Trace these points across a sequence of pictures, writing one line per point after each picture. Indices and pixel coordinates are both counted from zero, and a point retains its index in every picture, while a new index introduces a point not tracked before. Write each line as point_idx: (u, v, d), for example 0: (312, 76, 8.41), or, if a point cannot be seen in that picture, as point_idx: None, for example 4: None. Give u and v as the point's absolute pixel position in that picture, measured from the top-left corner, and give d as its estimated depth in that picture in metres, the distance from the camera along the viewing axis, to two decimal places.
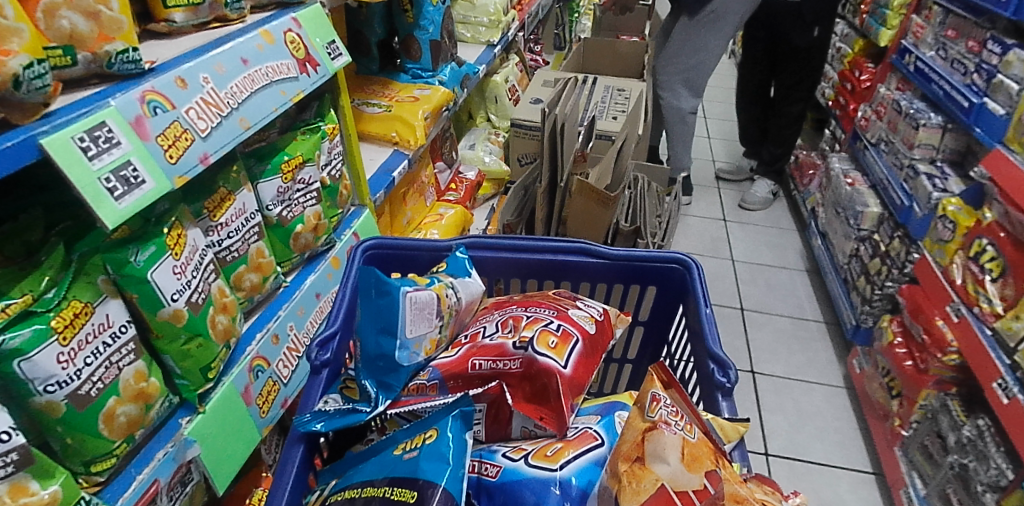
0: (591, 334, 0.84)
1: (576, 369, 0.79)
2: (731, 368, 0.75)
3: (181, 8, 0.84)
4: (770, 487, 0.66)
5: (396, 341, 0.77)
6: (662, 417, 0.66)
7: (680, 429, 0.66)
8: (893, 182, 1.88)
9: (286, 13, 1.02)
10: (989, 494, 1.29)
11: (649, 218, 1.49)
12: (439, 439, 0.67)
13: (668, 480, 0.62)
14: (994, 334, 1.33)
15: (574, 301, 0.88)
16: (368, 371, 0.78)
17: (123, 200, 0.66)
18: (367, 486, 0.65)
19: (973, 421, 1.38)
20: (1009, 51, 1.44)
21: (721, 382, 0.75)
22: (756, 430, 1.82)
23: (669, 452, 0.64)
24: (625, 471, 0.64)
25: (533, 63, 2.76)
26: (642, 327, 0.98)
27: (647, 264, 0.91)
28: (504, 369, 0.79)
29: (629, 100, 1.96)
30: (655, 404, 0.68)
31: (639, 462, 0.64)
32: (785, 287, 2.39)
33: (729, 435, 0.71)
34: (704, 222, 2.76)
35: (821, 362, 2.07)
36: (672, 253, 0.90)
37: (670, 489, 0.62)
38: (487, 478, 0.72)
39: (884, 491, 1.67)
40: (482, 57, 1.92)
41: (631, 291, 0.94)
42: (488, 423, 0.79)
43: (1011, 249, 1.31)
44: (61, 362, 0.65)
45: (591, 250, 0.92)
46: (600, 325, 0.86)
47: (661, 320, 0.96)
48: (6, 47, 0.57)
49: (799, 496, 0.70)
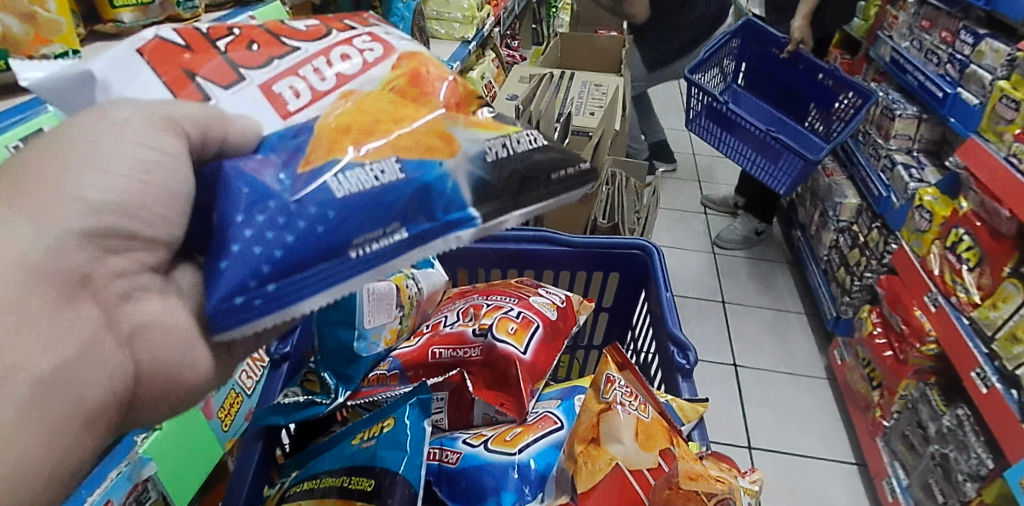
0: (551, 320, 0.80)
1: (537, 354, 0.76)
2: (691, 350, 0.71)
3: (129, 8, 0.78)
4: (727, 464, 0.63)
5: (354, 331, 0.72)
6: (617, 398, 0.60)
7: (634, 409, 0.60)
8: (871, 174, 1.88)
9: (244, 11, 0.93)
10: (969, 483, 1.29)
11: (626, 214, 1.48)
12: (396, 427, 0.63)
13: (623, 460, 0.58)
14: (971, 323, 1.33)
15: (536, 289, 0.85)
16: (326, 363, 0.74)
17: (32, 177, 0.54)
18: (325, 476, 0.63)
19: (953, 410, 1.38)
20: (981, 40, 1.44)
21: (680, 363, 0.71)
22: (739, 423, 1.81)
23: (623, 432, 0.59)
24: (580, 452, 0.59)
25: (510, 60, 2.73)
26: (606, 314, 0.93)
27: (610, 250, 0.87)
28: (464, 357, 0.76)
29: (606, 96, 1.95)
30: (609, 386, 0.62)
31: (594, 443, 0.59)
32: (765, 280, 2.39)
33: (688, 416, 0.67)
34: (685, 216, 2.76)
35: (802, 353, 2.07)
36: (633, 239, 0.86)
37: (625, 469, 0.58)
38: (447, 464, 0.67)
39: (867, 482, 1.67)
40: (456, 53, 1.88)
41: (594, 277, 0.90)
42: (450, 411, 0.75)
43: (987, 238, 1.31)
44: None
45: (554, 239, 0.88)
46: (563, 311, 0.83)
47: (625, 306, 0.90)
48: None
49: (757, 472, 0.66)
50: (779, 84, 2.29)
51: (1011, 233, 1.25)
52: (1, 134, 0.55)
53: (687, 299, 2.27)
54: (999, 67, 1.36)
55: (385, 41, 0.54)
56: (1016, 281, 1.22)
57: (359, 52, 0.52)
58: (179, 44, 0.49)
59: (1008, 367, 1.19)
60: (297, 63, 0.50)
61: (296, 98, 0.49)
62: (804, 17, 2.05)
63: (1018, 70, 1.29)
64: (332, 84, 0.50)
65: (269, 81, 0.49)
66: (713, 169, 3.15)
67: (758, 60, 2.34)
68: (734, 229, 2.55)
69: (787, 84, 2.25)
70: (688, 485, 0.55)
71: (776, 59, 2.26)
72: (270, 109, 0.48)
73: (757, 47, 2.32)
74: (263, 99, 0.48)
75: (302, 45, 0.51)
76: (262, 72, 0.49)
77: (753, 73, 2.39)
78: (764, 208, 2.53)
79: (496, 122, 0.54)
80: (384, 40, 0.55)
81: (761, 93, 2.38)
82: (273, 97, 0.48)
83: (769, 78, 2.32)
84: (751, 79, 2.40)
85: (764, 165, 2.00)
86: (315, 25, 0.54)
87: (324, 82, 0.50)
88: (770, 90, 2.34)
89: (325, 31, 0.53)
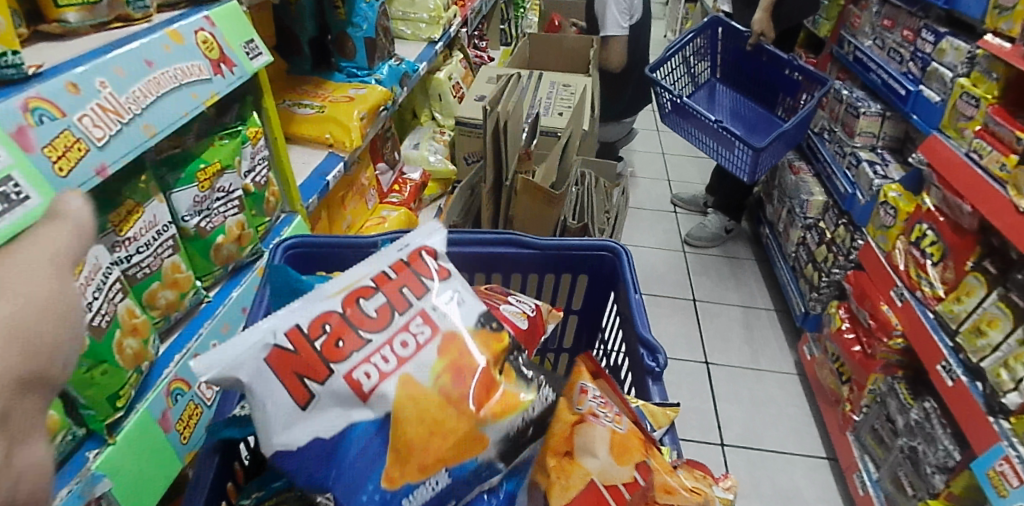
0: (523, 329, 0.72)
1: None
2: (661, 353, 0.68)
3: (74, 7, 0.73)
4: (701, 471, 0.61)
5: None
6: (591, 409, 0.59)
7: (608, 421, 0.59)
8: (837, 170, 1.90)
9: (198, 11, 0.89)
10: (937, 475, 1.30)
11: (595, 215, 1.46)
12: None
13: (598, 474, 0.56)
14: (936, 317, 1.35)
15: (505, 296, 0.76)
16: None
17: (6, 216, 0.54)
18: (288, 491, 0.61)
19: (920, 403, 1.40)
20: (942, 38, 1.46)
21: (650, 367, 0.68)
22: (711, 420, 1.82)
23: (597, 445, 0.57)
24: (553, 465, 0.57)
25: (478, 60, 2.71)
26: (575, 318, 0.89)
27: (578, 252, 0.83)
28: None
29: (575, 96, 1.94)
30: (583, 396, 0.60)
31: (568, 456, 0.57)
32: (735, 277, 2.41)
33: (659, 421, 0.64)
34: (655, 215, 2.76)
35: (772, 350, 2.09)
36: (602, 239, 0.82)
37: (600, 483, 0.55)
38: None
39: (838, 476, 1.69)
40: (423, 54, 1.85)
41: (562, 280, 0.85)
42: None
43: (950, 233, 1.33)
44: None
45: (522, 240, 0.83)
46: (534, 320, 0.74)
47: (594, 308, 0.87)
48: None
49: (729, 479, 0.64)
50: (749, 78, 2.30)
51: (973, 228, 1.28)
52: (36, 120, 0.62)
53: (658, 298, 2.27)
54: (959, 65, 1.38)
55: None
56: (979, 275, 1.24)
57: None
58: None
59: (973, 359, 1.20)
60: (365, 355, 0.54)
61: (368, 383, 0.53)
62: (765, 9, 2.05)
63: (977, 67, 1.31)
64: (394, 365, 0.54)
65: None
66: (681, 168, 3.17)
67: (730, 55, 2.35)
68: (704, 228, 2.56)
69: (758, 76, 2.26)
70: (665, 498, 0.56)
71: (745, 51, 2.27)
72: None
73: (725, 41, 2.34)
74: None
75: None
76: (344, 364, 0.53)
77: (728, 68, 2.39)
78: (734, 206, 2.54)
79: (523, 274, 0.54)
80: None
81: (736, 86, 2.38)
82: (354, 385, 0.53)
83: (742, 73, 2.33)
84: (727, 73, 2.41)
85: (725, 153, 2.00)
86: None
87: (388, 365, 0.54)
88: (742, 82, 2.35)
89: (393, 312, 0.56)
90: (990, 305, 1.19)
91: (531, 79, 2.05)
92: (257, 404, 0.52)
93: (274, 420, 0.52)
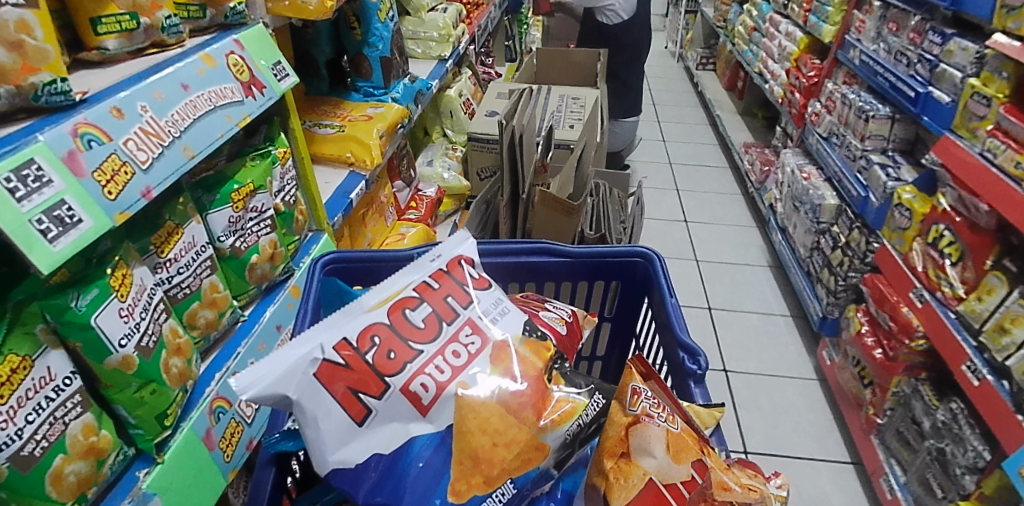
0: (562, 336, 0.72)
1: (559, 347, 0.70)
2: (701, 355, 0.68)
3: (114, 35, 0.75)
4: (754, 469, 0.60)
5: None
6: (645, 409, 0.58)
7: (664, 421, 0.57)
8: (848, 174, 1.88)
9: (227, 35, 0.91)
10: (968, 476, 1.27)
11: (613, 224, 1.45)
12: None
13: (656, 473, 0.56)
14: (958, 316, 1.33)
15: (542, 303, 0.75)
16: None
17: (58, 242, 0.57)
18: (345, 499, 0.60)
19: (947, 404, 1.37)
20: (949, 40, 1.47)
21: (692, 369, 0.68)
22: (733, 427, 1.82)
23: (654, 445, 0.57)
24: (611, 467, 0.57)
25: (485, 77, 2.76)
26: (608, 324, 0.89)
27: (610, 258, 0.83)
28: None
29: (584, 109, 1.97)
30: (636, 397, 0.59)
31: (625, 457, 0.57)
32: (749, 285, 2.40)
33: (706, 421, 0.64)
34: (666, 225, 2.78)
35: (791, 356, 2.08)
36: (634, 246, 0.83)
37: (659, 483, 0.56)
38: None
39: (863, 481, 1.67)
40: (434, 72, 1.87)
41: (595, 288, 0.86)
42: None
43: (968, 233, 1.32)
44: (22, 397, 0.58)
45: (555, 249, 0.83)
46: (571, 326, 0.74)
47: (627, 315, 0.87)
48: (30, 66, 0.60)
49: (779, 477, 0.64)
50: None
51: (991, 226, 1.27)
52: (87, 147, 0.64)
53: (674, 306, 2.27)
54: (967, 65, 1.38)
55: (481, 328, 0.58)
56: (998, 273, 1.23)
57: (464, 347, 0.56)
58: (340, 363, 0.52)
59: (998, 358, 1.18)
60: (419, 366, 0.54)
61: (426, 395, 0.54)
62: None
63: (987, 68, 1.32)
64: (450, 375, 0.55)
65: (406, 383, 0.53)
66: (691, 178, 3.19)
67: None
68: None
69: None
70: (722, 494, 0.54)
71: None
72: (412, 410, 0.53)
73: None
74: (404, 401, 0.53)
75: (424, 347, 0.55)
76: (400, 377, 0.53)
77: None
78: None
79: (526, 356, 0.58)
80: (481, 324, 0.58)
81: None
82: (411, 397, 0.53)
83: None
84: None
85: None
86: (428, 314, 0.57)
87: (444, 375, 0.54)
88: None
89: (441, 322, 0.57)
90: (1012, 303, 1.17)
91: (540, 94, 2.08)
92: (309, 422, 0.51)
93: (328, 439, 0.51)
